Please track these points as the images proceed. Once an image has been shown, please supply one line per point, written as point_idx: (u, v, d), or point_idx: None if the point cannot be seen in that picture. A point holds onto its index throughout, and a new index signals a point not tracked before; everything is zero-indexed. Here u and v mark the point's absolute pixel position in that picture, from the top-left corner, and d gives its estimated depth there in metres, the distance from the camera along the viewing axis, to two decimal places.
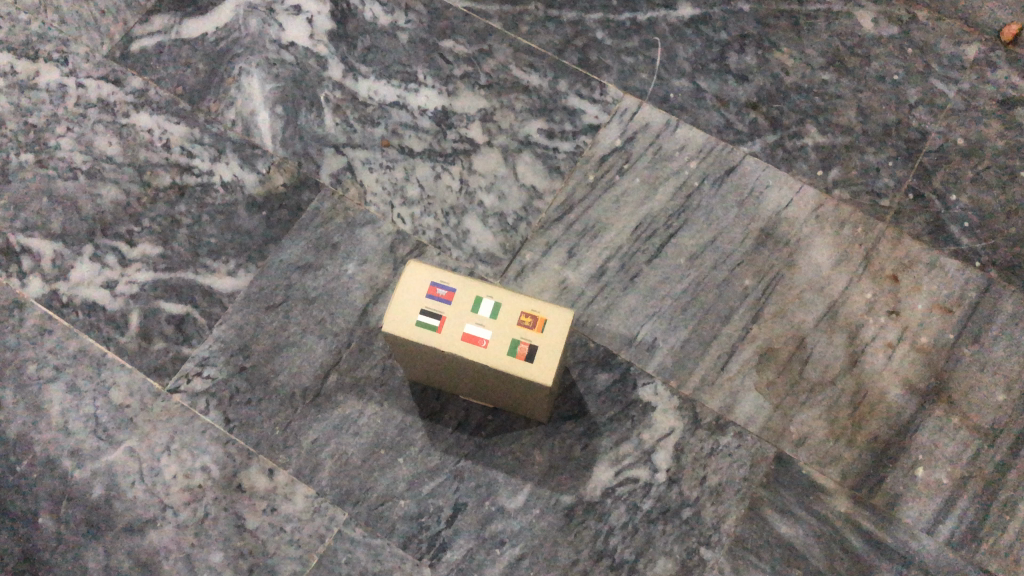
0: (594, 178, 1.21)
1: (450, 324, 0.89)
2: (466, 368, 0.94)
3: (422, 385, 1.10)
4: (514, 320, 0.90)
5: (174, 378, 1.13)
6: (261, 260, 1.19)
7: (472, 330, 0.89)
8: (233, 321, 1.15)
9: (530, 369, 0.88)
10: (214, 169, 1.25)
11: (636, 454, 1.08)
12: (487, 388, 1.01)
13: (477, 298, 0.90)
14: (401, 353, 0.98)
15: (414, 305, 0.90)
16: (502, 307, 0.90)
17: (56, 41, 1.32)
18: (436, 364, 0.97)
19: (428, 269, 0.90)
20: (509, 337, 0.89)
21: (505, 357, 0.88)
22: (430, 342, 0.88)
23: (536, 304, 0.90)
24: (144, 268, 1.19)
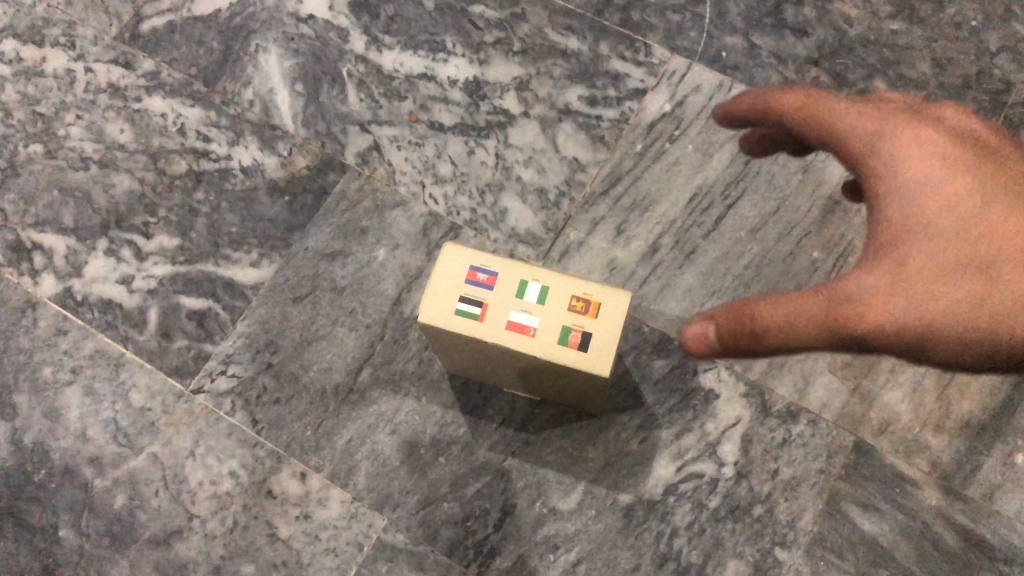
0: (642, 147, 1.11)
1: (493, 311, 0.80)
2: (512, 359, 0.85)
3: (463, 377, 1.02)
4: (563, 306, 0.80)
5: (197, 378, 1.05)
6: (285, 249, 1.11)
7: (517, 317, 0.80)
8: (258, 315, 1.08)
9: (583, 360, 0.79)
10: (232, 154, 1.17)
11: (699, 447, 0.98)
12: (536, 379, 0.92)
13: (520, 282, 0.81)
14: (436, 344, 0.89)
15: (453, 293, 0.81)
16: (550, 292, 0.80)
17: (63, 24, 1.24)
18: (478, 355, 0.89)
19: (466, 254, 0.81)
20: (558, 324, 0.80)
21: (555, 346, 0.79)
22: (470, 332, 0.80)
23: (587, 287, 0.81)
24: (161, 261, 1.12)
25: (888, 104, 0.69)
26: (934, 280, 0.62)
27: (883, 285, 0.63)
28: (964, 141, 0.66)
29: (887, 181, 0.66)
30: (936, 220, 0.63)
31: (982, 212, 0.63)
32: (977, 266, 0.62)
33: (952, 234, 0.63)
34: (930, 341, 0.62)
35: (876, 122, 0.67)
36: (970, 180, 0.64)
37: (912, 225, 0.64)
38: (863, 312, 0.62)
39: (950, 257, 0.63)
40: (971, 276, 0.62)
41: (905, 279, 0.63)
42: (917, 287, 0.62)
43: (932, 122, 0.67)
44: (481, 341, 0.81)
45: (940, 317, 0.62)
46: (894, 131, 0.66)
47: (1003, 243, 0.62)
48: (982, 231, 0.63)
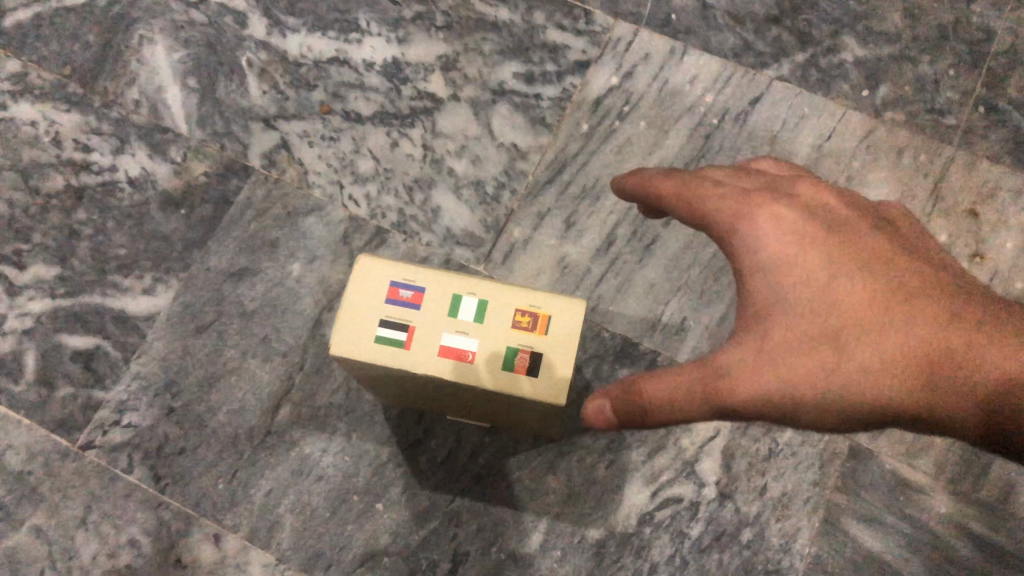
0: (589, 127, 0.97)
1: (421, 335, 0.65)
2: (452, 388, 0.70)
3: (398, 405, 0.86)
4: (506, 323, 0.65)
5: (86, 431, 0.89)
6: (183, 271, 0.95)
7: (451, 340, 0.64)
8: (155, 351, 0.92)
9: (537, 387, 0.64)
10: (117, 164, 1.01)
11: (676, 466, 0.84)
12: (483, 405, 0.77)
13: (452, 297, 0.65)
14: (356, 375, 0.73)
15: (371, 316, 0.65)
16: (489, 307, 0.65)
17: None
18: (409, 385, 0.73)
19: (382, 269, 0.65)
20: (503, 345, 0.65)
21: (501, 372, 0.64)
22: (396, 363, 0.64)
23: (534, 297, 0.65)
24: (39, 295, 0.95)
25: (738, 180, 0.69)
26: (796, 353, 0.61)
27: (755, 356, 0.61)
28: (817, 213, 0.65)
29: (750, 257, 0.64)
30: (796, 294, 0.62)
31: (847, 280, 0.62)
32: (849, 333, 0.61)
33: (821, 304, 0.62)
34: (805, 407, 0.61)
35: (735, 201, 0.66)
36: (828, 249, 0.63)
37: (781, 298, 0.62)
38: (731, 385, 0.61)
39: (819, 327, 0.61)
40: (840, 344, 0.61)
41: (775, 350, 0.61)
42: (788, 358, 0.61)
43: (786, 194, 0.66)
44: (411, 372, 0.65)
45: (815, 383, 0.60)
46: (756, 206, 0.65)
47: (861, 310, 0.61)
48: (847, 299, 0.61)
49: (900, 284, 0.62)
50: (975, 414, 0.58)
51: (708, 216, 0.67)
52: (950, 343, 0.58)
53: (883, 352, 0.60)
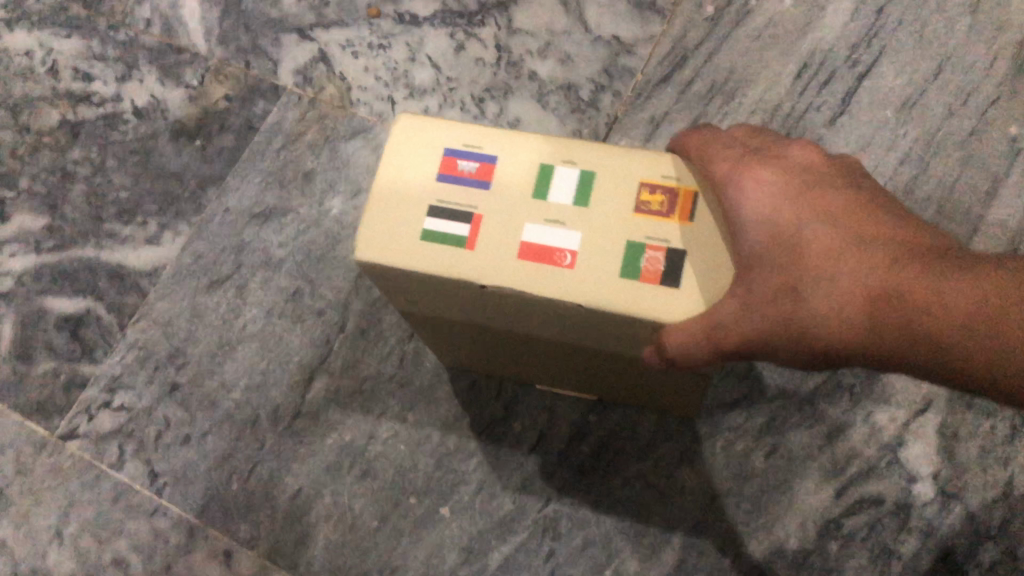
0: (716, 9, 0.73)
1: (490, 231, 0.39)
2: (546, 325, 0.44)
3: (479, 371, 0.63)
4: (626, 206, 0.39)
5: (67, 417, 0.68)
6: (196, 215, 0.75)
7: (536, 232, 0.39)
8: (158, 314, 0.71)
9: (683, 307, 0.36)
10: (121, 93, 0.82)
11: (872, 455, 0.58)
12: (597, 364, 0.51)
13: (538, 170, 0.40)
14: (408, 310, 0.48)
15: (417, 200, 0.40)
16: (598, 186, 0.39)
17: None
18: (484, 326, 0.48)
19: (429, 131, 0.41)
20: (623, 239, 0.38)
21: (621, 285, 0.37)
22: (446, 272, 0.39)
23: (673, 166, 0.39)
24: (23, 250, 0.76)
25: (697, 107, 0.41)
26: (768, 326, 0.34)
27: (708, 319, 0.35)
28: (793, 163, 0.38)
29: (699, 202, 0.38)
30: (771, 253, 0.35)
31: (853, 220, 0.35)
32: (841, 289, 0.34)
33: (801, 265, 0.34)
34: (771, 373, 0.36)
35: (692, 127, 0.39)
36: (836, 189, 0.36)
37: (752, 254, 0.35)
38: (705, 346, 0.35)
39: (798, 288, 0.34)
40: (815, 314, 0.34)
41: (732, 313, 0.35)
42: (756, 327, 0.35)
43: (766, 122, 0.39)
44: (473, 291, 0.40)
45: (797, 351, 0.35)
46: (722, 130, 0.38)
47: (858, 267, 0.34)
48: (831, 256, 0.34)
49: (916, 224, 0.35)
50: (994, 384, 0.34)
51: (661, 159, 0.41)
52: (962, 292, 0.34)
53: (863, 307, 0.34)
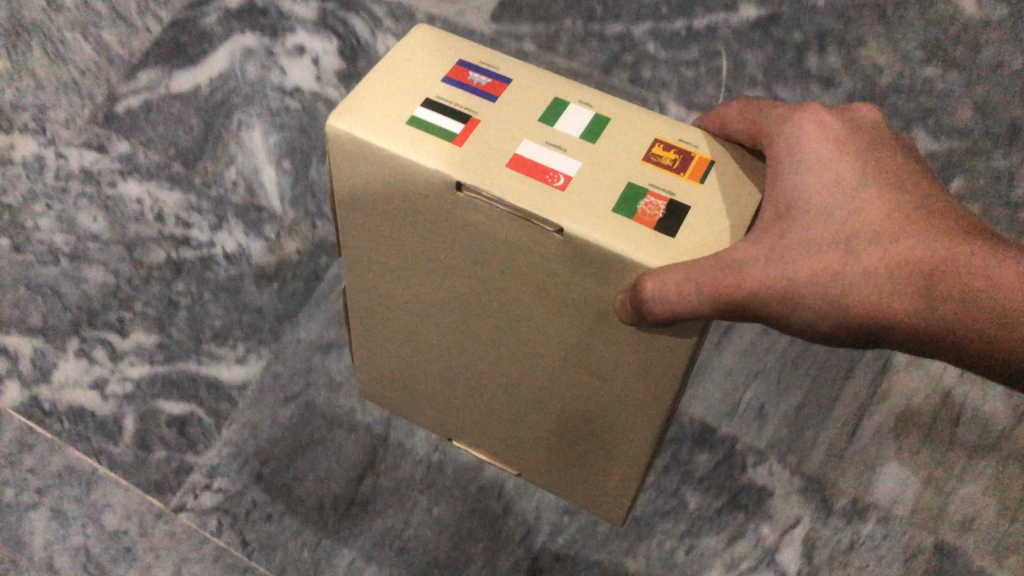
0: None
1: (483, 131, 0.65)
2: (494, 269, 0.67)
3: (426, 385, 0.86)
4: (625, 159, 0.65)
5: (177, 495, 0.93)
6: (274, 342, 1.01)
7: (534, 150, 0.64)
8: (246, 420, 0.96)
9: (624, 227, 0.60)
10: (214, 240, 1.08)
11: (756, 553, 0.85)
12: (520, 352, 0.73)
13: (560, 108, 0.67)
14: (362, 230, 0.72)
15: (425, 92, 0.67)
16: (607, 132, 0.66)
17: (33, 108, 1.20)
18: (442, 274, 0.71)
19: (494, 77, 0.69)
20: (615, 177, 0.63)
21: (585, 196, 0.62)
22: (432, 160, 0.63)
23: (684, 143, 0.66)
24: (139, 361, 1.00)
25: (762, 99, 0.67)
26: (824, 257, 0.60)
27: (779, 265, 0.60)
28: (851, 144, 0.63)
29: (773, 188, 0.63)
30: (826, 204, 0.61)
31: (883, 187, 0.61)
32: (877, 233, 0.60)
33: (849, 216, 0.60)
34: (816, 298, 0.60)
35: (776, 112, 0.65)
36: (870, 160, 0.62)
37: (811, 203, 0.61)
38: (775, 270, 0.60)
39: (844, 236, 0.60)
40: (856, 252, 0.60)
41: (794, 263, 0.60)
42: (818, 273, 0.60)
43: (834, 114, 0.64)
44: (445, 187, 0.63)
45: (840, 299, 0.60)
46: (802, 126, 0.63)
47: (885, 220, 0.60)
48: (874, 215, 0.60)
49: (925, 194, 0.62)
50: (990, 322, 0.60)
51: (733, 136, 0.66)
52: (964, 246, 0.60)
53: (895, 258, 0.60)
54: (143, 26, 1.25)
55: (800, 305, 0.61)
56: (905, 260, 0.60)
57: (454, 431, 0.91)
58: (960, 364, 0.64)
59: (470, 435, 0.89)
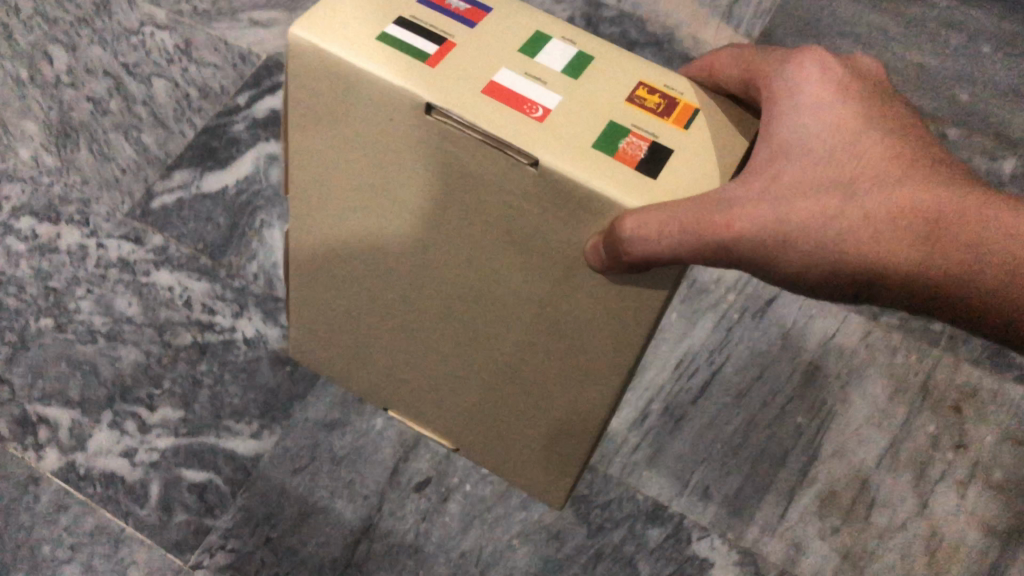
0: None
1: (490, 73, 0.76)
2: (468, 205, 0.78)
3: (389, 325, 0.96)
4: (609, 101, 0.76)
5: (196, 553, 1.06)
6: (285, 419, 1.15)
7: (522, 85, 0.76)
8: (259, 488, 1.10)
9: (594, 161, 0.71)
10: (236, 326, 1.23)
11: None
12: (490, 292, 0.84)
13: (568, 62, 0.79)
14: (333, 156, 0.82)
15: (442, 32, 0.78)
16: (605, 84, 0.78)
17: (78, 202, 1.34)
18: (420, 216, 0.82)
19: (490, 20, 0.80)
20: (600, 116, 0.75)
21: (566, 125, 0.74)
22: (411, 84, 0.73)
23: (671, 92, 0.78)
24: (165, 433, 1.14)
25: (760, 50, 0.78)
26: (815, 200, 0.71)
27: (767, 212, 0.71)
28: (845, 98, 0.74)
29: (769, 138, 0.73)
30: (819, 152, 0.72)
31: (872, 138, 0.72)
32: (861, 177, 0.71)
33: (837, 163, 0.72)
34: (807, 235, 0.71)
35: (781, 69, 0.75)
36: (860, 113, 0.73)
37: (806, 149, 0.72)
38: (771, 208, 0.71)
39: (834, 180, 0.71)
40: (846, 196, 0.71)
41: (781, 209, 0.71)
42: (803, 221, 0.71)
43: (833, 70, 0.75)
44: (418, 110, 0.74)
45: (819, 246, 0.71)
46: (802, 85, 0.74)
47: (871, 167, 0.71)
48: (860, 164, 0.71)
49: (909, 146, 0.73)
50: (968, 262, 0.70)
51: (727, 79, 0.79)
52: (944, 192, 0.70)
53: (881, 203, 0.70)
54: (178, 131, 1.42)
55: (793, 239, 0.72)
56: (889, 204, 0.70)
57: (417, 383, 1.02)
58: (937, 307, 0.74)
59: (430, 383, 1.00)
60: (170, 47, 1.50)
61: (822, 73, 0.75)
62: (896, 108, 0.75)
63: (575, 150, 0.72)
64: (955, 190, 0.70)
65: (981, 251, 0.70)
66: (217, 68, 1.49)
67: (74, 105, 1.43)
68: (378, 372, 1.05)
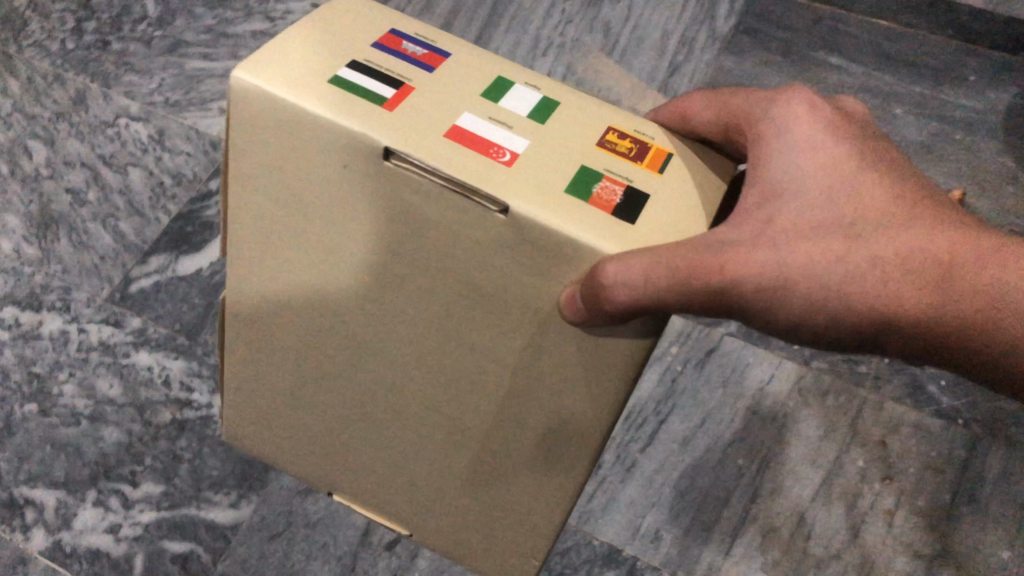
0: None
1: (455, 118, 0.79)
2: (429, 252, 0.80)
3: (350, 385, 0.93)
4: (579, 145, 0.80)
5: None
6: (261, 488, 1.23)
7: (491, 131, 0.79)
8: (238, 555, 1.18)
9: (564, 204, 0.74)
10: (212, 401, 1.31)
11: None
12: (456, 344, 0.84)
13: (540, 108, 0.82)
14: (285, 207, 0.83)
15: (405, 77, 0.81)
16: (576, 126, 0.81)
17: (59, 290, 1.42)
18: (381, 268, 0.83)
19: (450, 71, 0.84)
20: (572, 160, 0.78)
21: (539, 168, 0.76)
22: (366, 129, 0.76)
23: (642, 137, 0.82)
24: (147, 507, 1.21)
25: (739, 94, 0.82)
26: (819, 243, 0.73)
27: (768, 257, 0.72)
28: (841, 141, 0.76)
29: (762, 181, 0.76)
30: (819, 195, 0.74)
31: (872, 180, 0.75)
32: (865, 219, 0.73)
33: (840, 204, 0.73)
34: (811, 279, 0.73)
35: (773, 111, 0.78)
36: (856, 154, 0.76)
37: (805, 191, 0.74)
38: (775, 252, 0.72)
39: (835, 222, 0.73)
40: (850, 239, 0.73)
41: (782, 253, 0.72)
42: (804, 264, 0.72)
43: (821, 110, 0.78)
44: (376, 155, 0.76)
45: (817, 289, 0.73)
46: (794, 125, 0.77)
47: (873, 209, 0.73)
48: (862, 206, 0.73)
49: (908, 187, 0.75)
50: (975, 304, 0.72)
51: (700, 122, 0.83)
52: (948, 233, 0.73)
53: (886, 246, 0.72)
54: (154, 217, 1.50)
55: (799, 284, 0.73)
56: (894, 246, 0.72)
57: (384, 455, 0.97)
58: (945, 349, 0.75)
59: (394, 449, 0.96)
60: (145, 138, 1.59)
61: (812, 115, 0.77)
62: (888, 150, 0.78)
63: (542, 193, 0.74)
64: (958, 233, 0.73)
65: (988, 294, 0.72)
66: (189, 155, 1.58)
67: (53, 197, 1.51)
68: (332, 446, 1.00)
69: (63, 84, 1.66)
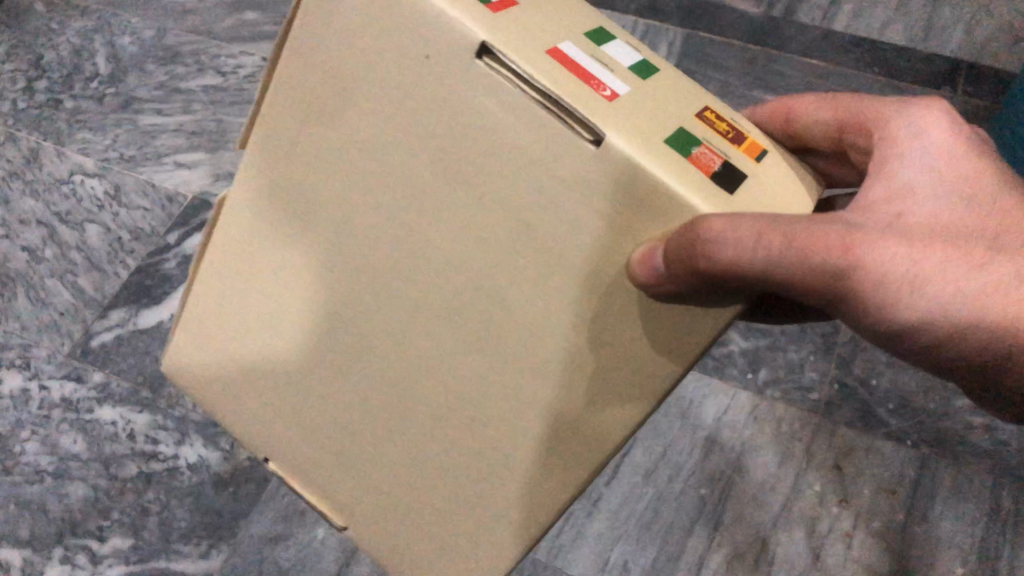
0: None
1: (554, 42, 0.63)
2: (482, 179, 0.63)
3: (343, 341, 0.74)
4: (676, 108, 0.65)
5: None
6: (231, 537, 1.23)
7: (592, 64, 0.63)
8: None
9: (665, 152, 0.59)
10: (179, 452, 1.30)
11: None
12: (483, 301, 0.66)
13: (643, 64, 0.68)
14: (333, 120, 0.67)
15: None
16: (677, 90, 0.67)
17: (18, 347, 1.42)
18: (418, 197, 0.66)
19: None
20: (670, 117, 0.63)
21: (637, 112, 0.61)
22: (465, 14, 0.60)
23: (737, 124, 0.68)
24: (116, 562, 1.21)
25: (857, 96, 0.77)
26: (955, 247, 0.62)
27: (904, 249, 0.61)
28: (975, 152, 0.68)
29: (892, 179, 0.66)
30: (954, 198, 0.64)
31: (1012, 198, 0.66)
32: (1006, 234, 0.64)
33: (976, 213, 0.64)
34: (942, 287, 0.61)
35: (904, 115, 0.70)
36: (993, 168, 0.67)
37: (937, 191, 0.65)
38: (905, 246, 0.61)
39: (973, 230, 0.63)
40: (988, 249, 0.62)
41: (918, 248, 0.61)
42: (939, 265, 0.61)
43: (958, 122, 0.70)
44: (467, 52, 0.61)
45: (945, 293, 0.62)
46: (926, 130, 0.69)
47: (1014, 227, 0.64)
48: (1001, 220, 0.64)
49: None
50: None
51: (807, 122, 0.79)
52: None
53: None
54: (113, 272, 1.50)
55: (927, 289, 0.61)
56: None
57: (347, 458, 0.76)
58: None
59: (359, 431, 0.75)
60: (101, 194, 1.59)
61: (949, 122, 0.69)
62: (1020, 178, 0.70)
63: (639, 136, 0.59)
64: None
65: None
66: (146, 210, 1.58)
67: (10, 255, 1.52)
68: (286, 405, 0.78)
69: (17, 143, 1.67)
